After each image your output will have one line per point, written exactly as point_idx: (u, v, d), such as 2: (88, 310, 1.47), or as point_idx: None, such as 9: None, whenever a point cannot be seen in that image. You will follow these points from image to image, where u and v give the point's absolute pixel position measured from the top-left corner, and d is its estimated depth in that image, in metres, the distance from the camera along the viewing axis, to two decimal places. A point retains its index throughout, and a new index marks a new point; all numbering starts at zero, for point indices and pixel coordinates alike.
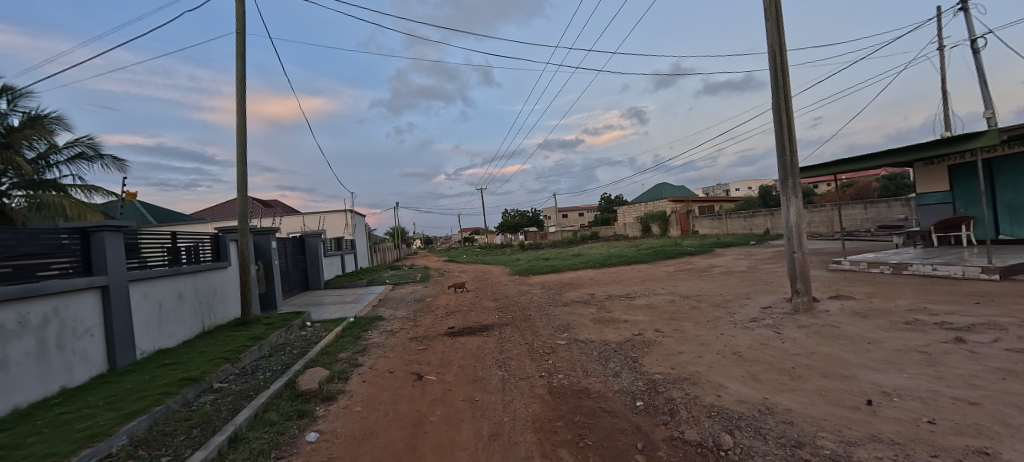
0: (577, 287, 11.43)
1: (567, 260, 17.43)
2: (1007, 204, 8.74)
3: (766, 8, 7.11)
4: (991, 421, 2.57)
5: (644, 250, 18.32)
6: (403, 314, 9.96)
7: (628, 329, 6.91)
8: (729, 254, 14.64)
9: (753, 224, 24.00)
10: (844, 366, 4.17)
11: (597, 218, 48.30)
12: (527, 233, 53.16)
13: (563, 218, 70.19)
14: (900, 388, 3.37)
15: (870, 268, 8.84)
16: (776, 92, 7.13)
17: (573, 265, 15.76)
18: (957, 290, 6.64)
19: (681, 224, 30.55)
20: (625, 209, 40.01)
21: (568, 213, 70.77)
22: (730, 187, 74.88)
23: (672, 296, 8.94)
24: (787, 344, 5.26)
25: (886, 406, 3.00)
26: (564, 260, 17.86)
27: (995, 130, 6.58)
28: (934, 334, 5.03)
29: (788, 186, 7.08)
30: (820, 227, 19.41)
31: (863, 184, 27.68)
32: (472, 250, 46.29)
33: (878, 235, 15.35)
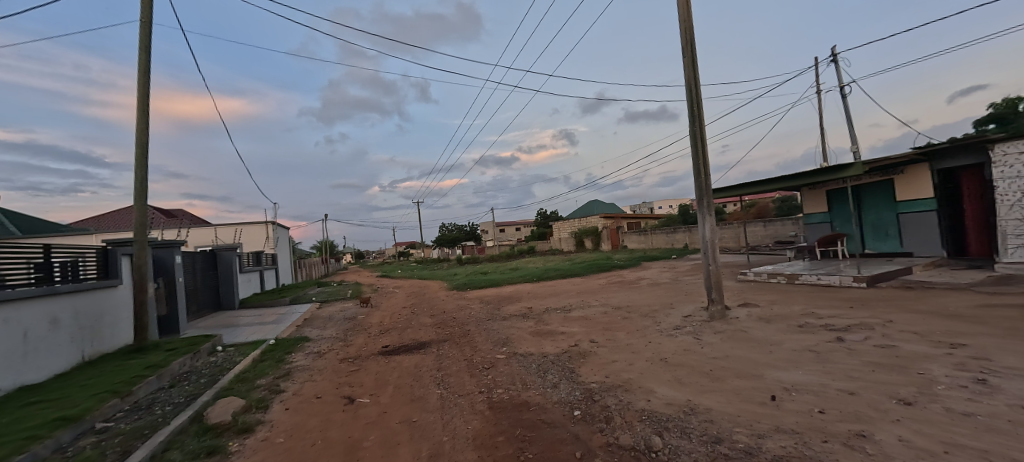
0: (516, 300, 11.59)
1: (504, 274, 17.59)
2: (871, 223, 10.52)
3: (683, 46, 8.00)
4: (867, 408, 3.14)
5: (578, 264, 19.11)
6: (333, 333, 9.35)
7: (564, 340, 7.18)
8: (654, 267, 15.83)
9: (673, 239, 26.27)
10: (754, 366, 4.71)
11: (534, 233, 49.40)
12: (465, 247, 52.90)
13: (502, 233, 71.02)
14: (798, 383, 3.89)
15: (769, 279, 10.07)
16: (692, 122, 7.99)
17: (511, 278, 15.87)
18: (837, 296, 7.84)
19: (612, 238, 32.50)
20: (561, 224, 41.54)
21: (506, 228, 71.88)
22: (655, 205, 81.41)
23: (605, 308, 9.41)
24: (706, 348, 5.81)
25: (787, 400, 3.44)
26: (501, 275, 17.99)
27: (859, 162, 8.01)
28: (821, 335, 5.90)
29: (703, 205, 7.89)
30: (729, 242, 21.81)
31: (763, 205, 31.82)
32: (407, 265, 44.73)
33: (774, 250, 17.68)
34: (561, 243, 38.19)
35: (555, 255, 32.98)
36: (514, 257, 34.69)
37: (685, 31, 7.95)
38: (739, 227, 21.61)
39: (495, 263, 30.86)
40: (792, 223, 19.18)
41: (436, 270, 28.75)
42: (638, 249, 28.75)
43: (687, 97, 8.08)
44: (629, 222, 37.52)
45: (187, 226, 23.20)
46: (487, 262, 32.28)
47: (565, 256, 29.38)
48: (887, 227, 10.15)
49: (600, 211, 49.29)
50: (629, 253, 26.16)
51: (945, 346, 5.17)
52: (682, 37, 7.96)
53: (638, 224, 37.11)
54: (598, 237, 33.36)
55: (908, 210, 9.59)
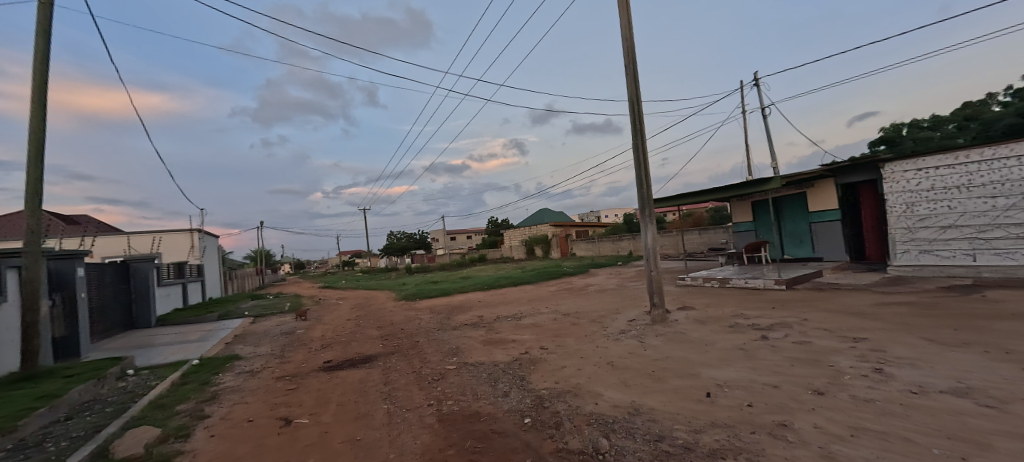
0: (467, 309, 11.45)
1: (455, 283, 17.33)
2: (789, 232, 11.67)
3: (627, 64, 8.45)
4: (787, 402, 3.45)
5: (529, 271, 19.32)
6: (268, 350, 8.64)
7: (515, 348, 7.19)
8: (601, 274, 16.40)
9: (619, 247, 27.45)
10: (692, 365, 5.00)
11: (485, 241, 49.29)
12: (415, 256, 51.54)
13: (453, 241, 70.15)
14: (730, 380, 4.19)
15: (704, 283, 10.81)
16: (634, 135, 8.43)
17: (462, 287, 15.67)
18: (761, 298, 8.60)
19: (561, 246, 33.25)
20: (512, 232, 41.77)
21: (458, 236, 71.16)
22: (602, 214, 84.82)
23: (555, 315, 9.58)
24: (649, 351, 6.09)
25: (720, 396, 3.68)
26: (452, 283, 17.71)
27: (778, 177, 8.90)
28: (749, 334, 6.43)
29: (645, 214, 8.33)
30: (669, 249, 23.20)
31: (698, 214, 34.29)
32: (352, 275, 42.63)
33: (708, 256, 19.07)
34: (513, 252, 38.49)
35: (507, 263, 33.13)
36: (466, 266, 34.39)
37: (628, 49, 8.41)
38: (678, 235, 23.08)
39: (446, 272, 30.32)
40: (723, 232, 20.82)
41: (384, 280, 27.67)
42: (587, 257, 29.67)
43: (630, 112, 8.52)
44: (578, 231, 38.69)
45: (91, 234, 20.41)
46: (438, 271, 31.66)
47: (516, 264, 29.65)
48: (802, 235, 11.32)
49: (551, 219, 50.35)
50: (578, 260, 26.91)
51: (850, 340, 5.83)
52: (626, 55, 8.42)
53: (587, 232, 38.33)
54: (548, 245, 34.04)
55: (819, 220, 10.78)
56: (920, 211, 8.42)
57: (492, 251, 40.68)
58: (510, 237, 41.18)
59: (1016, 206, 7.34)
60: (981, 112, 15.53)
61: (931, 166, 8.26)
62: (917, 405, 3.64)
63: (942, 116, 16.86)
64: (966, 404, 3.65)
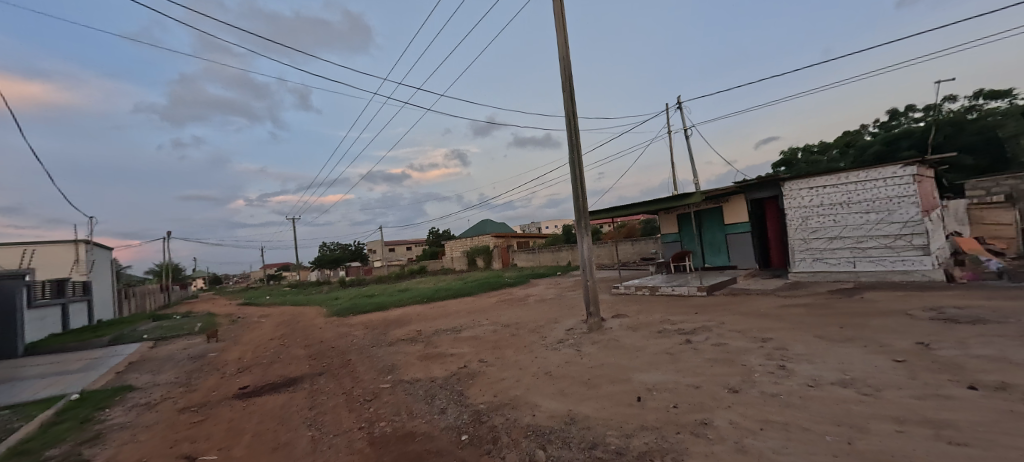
0: (404, 323, 10.99)
1: (392, 297, 16.60)
2: (708, 242, 12.74)
3: (563, 81, 8.79)
4: (707, 402, 3.69)
5: (470, 283, 19.10)
6: (171, 378, 7.57)
7: (454, 362, 7.00)
8: (541, 284, 16.68)
9: (558, 257, 28.16)
10: (625, 371, 5.19)
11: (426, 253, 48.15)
12: (351, 269, 48.82)
13: (393, 252, 67.60)
14: (658, 383, 4.40)
15: (636, 291, 11.40)
16: (571, 149, 8.74)
17: (399, 301, 15.05)
18: (686, 304, 9.25)
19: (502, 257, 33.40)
20: (453, 243, 41.07)
21: (398, 247, 68.68)
22: (543, 226, 87.03)
23: (495, 326, 9.52)
24: (585, 358, 6.23)
25: (649, 399, 3.85)
26: (389, 297, 16.95)
27: (698, 192, 9.73)
28: (674, 338, 6.85)
29: (581, 226, 8.62)
30: (604, 259, 24.31)
31: (630, 226, 36.47)
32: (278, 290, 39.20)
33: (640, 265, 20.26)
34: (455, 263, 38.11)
35: (448, 274, 32.55)
36: (405, 278, 33.21)
37: (565, 67, 8.76)
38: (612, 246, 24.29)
39: (384, 285, 29.02)
40: (653, 242, 22.28)
41: (314, 295, 25.76)
42: (528, 267, 30.08)
43: (567, 127, 8.83)
44: (519, 242, 39.11)
45: None
46: (376, 284, 30.20)
47: (458, 276, 29.23)
48: (719, 245, 12.41)
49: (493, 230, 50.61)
50: (519, 271, 27.20)
51: (759, 340, 6.44)
52: (563, 73, 8.75)
53: (527, 244, 38.91)
54: (489, 256, 34.10)
55: (732, 231, 11.90)
56: (812, 224, 9.60)
57: (433, 262, 39.78)
58: (452, 248, 40.54)
59: (883, 220, 8.66)
60: (856, 141, 18.34)
61: (820, 184, 9.48)
62: (812, 396, 4.07)
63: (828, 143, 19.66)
64: (850, 393, 4.16)
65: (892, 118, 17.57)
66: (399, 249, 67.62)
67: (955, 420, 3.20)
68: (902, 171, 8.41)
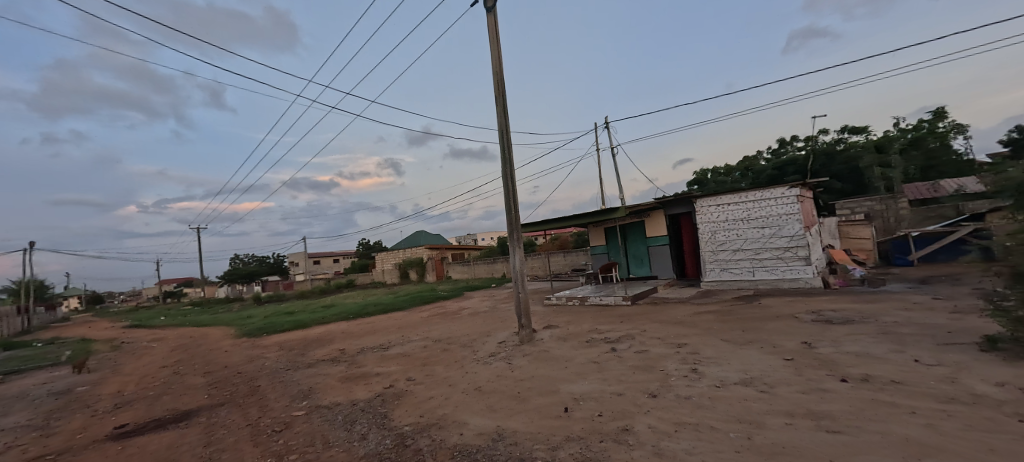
0: (326, 343, 10.18)
1: (313, 314, 15.34)
2: (632, 254, 13.52)
3: (496, 96, 8.88)
4: (628, 409, 3.81)
5: (401, 297, 18.32)
6: (21, 421, 6.19)
7: (378, 383, 6.58)
8: (475, 297, 16.49)
9: (493, 269, 28.01)
10: (554, 382, 5.23)
11: (356, 265, 45.58)
12: (270, 283, 44.57)
13: (320, 265, 63.05)
14: (585, 393, 4.48)
15: (567, 302, 11.70)
16: (504, 163, 8.82)
17: (320, 318, 13.93)
18: (613, 313, 9.67)
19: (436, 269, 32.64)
20: (385, 255, 38.87)
21: (324, 259, 63.89)
22: (481, 237, 87.05)
23: (425, 342, 9.17)
24: (516, 372, 6.19)
25: (576, 410, 3.90)
26: (309, 314, 15.63)
27: (623, 207, 10.31)
28: (601, 347, 7.09)
29: (514, 239, 8.66)
30: (538, 270, 24.82)
31: (563, 238, 37.80)
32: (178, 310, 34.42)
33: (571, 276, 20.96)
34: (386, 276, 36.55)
35: (379, 288, 31.01)
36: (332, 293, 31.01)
37: (498, 82, 8.86)
38: (545, 257, 24.90)
39: (305, 301, 26.77)
40: (583, 254, 23.23)
41: (222, 314, 22.97)
42: (463, 279, 29.71)
43: (500, 141, 8.91)
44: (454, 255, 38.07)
45: None
46: (296, 300, 27.73)
47: (390, 289, 27.94)
48: (642, 257, 13.24)
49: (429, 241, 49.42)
50: (453, 283, 26.68)
51: (675, 345, 6.88)
52: (496, 87, 8.86)
53: (462, 256, 38.34)
54: (423, 269, 33.33)
55: (653, 244, 12.78)
56: (720, 237, 10.59)
57: (364, 275, 37.74)
58: (383, 260, 38.76)
59: (775, 235, 9.82)
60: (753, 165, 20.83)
61: (726, 201, 10.50)
62: (719, 396, 4.40)
63: (731, 166, 22.12)
64: (750, 391, 4.56)
65: (780, 147, 20.26)
66: (326, 261, 63.28)
67: (833, 410, 3.62)
68: (789, 191, 9.63)
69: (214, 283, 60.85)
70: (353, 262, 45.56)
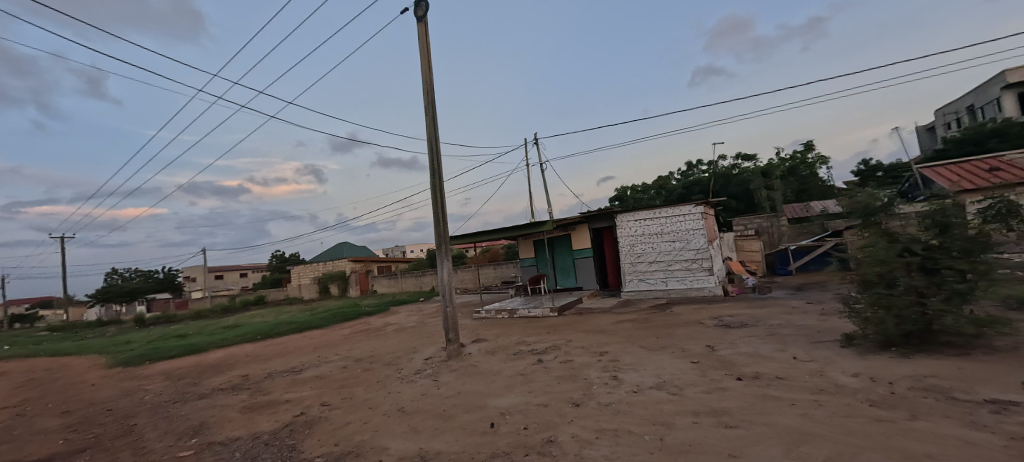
0: (225, 369, 8.98)
1: (209, 337, 13.48)
2: (559, 266, 13.99)
3: (426, 106, 8.73)
4: (553, 420, 3.84)
5: (318, 314, 16.91)
6: None
7: (288, 411, 5.93)
8: (402, 312, 15.81)
9: (422, 282, 27.21)
10: (480, 397, 5.13)
11: (268, 280, 41.37)
12: (157, 302, 38.52)
13: (224, 280, 56.13)
14: (511, 406, 4.45)
15: (496, 315, 11.70)
16: (433, 174, 8.66)
17: (219, 342, 12.29)
18: (541, 324, 9.87)
19: (360, 283, 30.74)
20: (300, 270, 35.24)
21: (227, 273, 56.55)
22: (411, 249, 84.38)
23: (344, 362, 8.51)
24: (442, 389, 5.98)
25: (502, 425, 3.84)
26: (204, 337, 13.70)
27: (551, 221, 10.66)
28: (528, 358, 7.16)
29: (442, 251, 8.46)
30: (468, 283, 24.63)
31: (494, 250, 38.19)
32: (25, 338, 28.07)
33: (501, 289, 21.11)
34: (303, 290, 33.81)
35: (294, 305, 28.38)
36: (236, 312, 27.67)
37: (428, 91, 8.74)
38: (476, 270, 24.84)
39: (201, 322, 23.45)
40: (513, 266, 23.53)
41: (88, 341, 19.19)
42: (390, 294, 28.43)
43: (429, 152, 8.75)
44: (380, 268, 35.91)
45: None
46: (190, 321, 24.23)
47: (306, 306, 25.70)
48: (568, 269, 13.76)
49: (354, 254, 46.65)
50: (378, 298, 25.29)
51: (597, 354, 7.18)
52: (426, 97, 8.72)
53: (389, 269, 36.41)
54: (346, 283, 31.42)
55: (578, 256, 13.37)
56: (638, 250, 11.37)
57: (276, 291, 34.32)
58: (300, 274, 35.61)
59: (684, 248, 10.80)
60: (666, 184, 22.96)
61: (643, 217, 11.34)
62: (636, 401, 4.62)
63: (647, 185, 24.16)
64: (663, 394, 4.86)
65: (689, 169, 22.56)
66: (233, 275, 56.47)
67: (731, 407, 3.98)
68: (695, 208, 10.68)
69: (81, 303, 50.94)
70: (264, 276, 41.29)
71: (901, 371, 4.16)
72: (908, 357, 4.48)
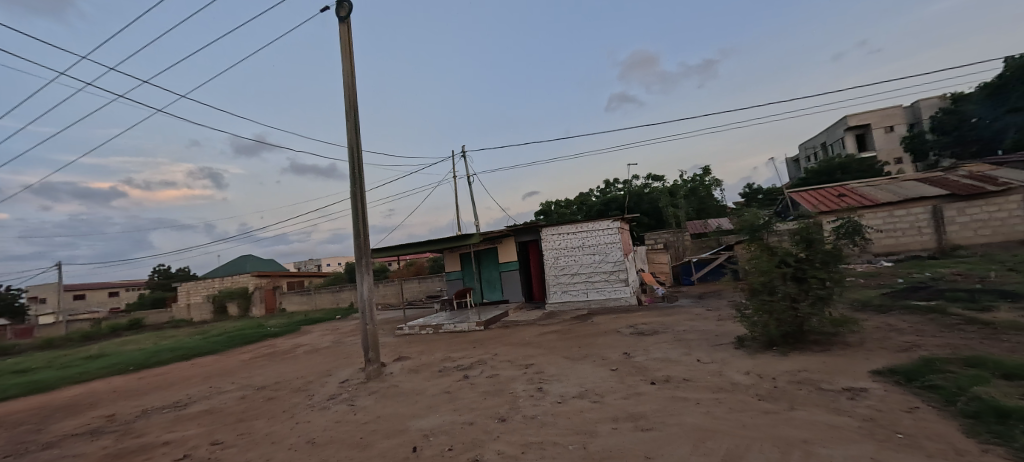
0: (78, 410, 7.30)
1: (57, 372, 10.93)
2: (485, 279, 13.96)
3: (347, 110, 8.22)
4: (478, 438, 3.71)
5: (211, 338, 14.72)
6: None
7: (164, 455, 4.97)
8: (314, 331, 14.43)
9: (340, 298, 25.30)
10: (401, 420, 4.80)
11: (147, 300, 35.20)
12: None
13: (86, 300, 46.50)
14: (434, 428, 4.21)
15: (420, 331, 11.23)
16: (353, 182, 8.13)
17: (70, 377, 10.01)
18: (467, 339, 9.68)
19: (265, 300, 27.51)
20: (190, 286, 30.67)
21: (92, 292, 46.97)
22: (329, 262, 78.33)
23: (242, 392, 7.45)
24: (359, 414, 5.49)
25: (425, 448, 3.60)
26: (49, 373, 11.07)
27: (478, 233, 10.62)
28: (453, 375, 6.93)
29: (362, 264, 7.90)
30: (391, 298, 23.46)
31: (419, 263, 37.05)
32: None
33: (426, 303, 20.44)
34: (193, 311, 29.35)
35: (180, 328, 24.44)
36: (101, 339, 22.98)
37: (350, 95, 8.25)
38: (399, 284, 23.78)
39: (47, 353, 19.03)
40: (439, 280, 23.00)
41: None
42: (301, 312, 25.91)
43: (349, 159, 8.22)
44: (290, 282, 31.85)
45: None
46: (31, 354, 19.51)
47: (196, 329, 22.27)
48: (494, 282, 13.79)
49: (260, 268, 41.78)
50: (287, 317, 22.86)
51: (523, 366, 7.20)
52: (347, 100, 8.21)
53: (301, 284, 32.84)
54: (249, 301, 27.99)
55: (504, 269, 13.49)
56: (561, 263, 11.80)
57: (157, 313, 29.30)
58: (190, 291, 30.85)
59: (603, 260, 11.46)
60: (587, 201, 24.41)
61: (565, 231, 11.82)
62: (560, 411, 4.67)
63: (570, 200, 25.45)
64: (585, 403, 4.99)
65: (607, 187, 24.22)
66: (97, 294, 47.01)
67: (646, 410, 4.21)
68: (612, 224, 11.42)
69: None
70: (142, 296, 35.11)
71: (781, 367, 4.77)
72: (786, 355, 5.17)
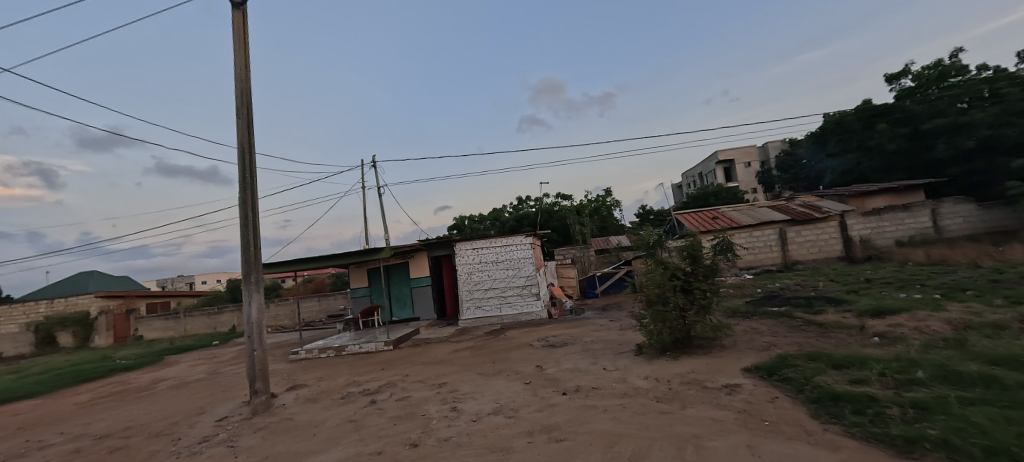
0: None
1: None
2: (395, 296, 13.26)
3: (239, 106, 7.25)
4: None
5: (23, 379, 11.37)
6: None
7: None
8: (181, 362, 12.08)
9: (218, 322, 21.72)
10: (295, 458, 4.21)
11: None
12: None
13: None
14: None
15: (320, 354, 10.15)
16: (242, 188, 7.13)
17: None
18: (375, 360, 9.01)
19: (112, 327, 22.37)
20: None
21: None
22: (205, 279, 67.08)
23: (72, 445, 5.84)
24: (241, 456, 4.69)
25: None
26: None
27: (388, 248, 10.07)
28: (359, 401, 6.36)
29: (250, 281, 6.89)
30: (284, 320, 20.87)
31: (320, 279, 33.81)
32: None
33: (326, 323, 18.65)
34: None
35: None
36: None
37: (242, 89, 7.30)
38: (295, 303, 21.33)
39: None
40: (343, 297, 21.21)
41: None
42: (164, 339, 21.60)
43: (239, 160, 7.21)
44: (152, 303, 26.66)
45: None
46: None
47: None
48: (405, 298, 13.17)
49: (106, 287, 33.95)
50: (144, 347, 18.83)
51: (435, 386, 6.91)
52: (239, 95, 7.25)
53: (167, 306, 27.56)
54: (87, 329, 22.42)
55: (416, 285, 12.98)
56: (474, 278, 11.78)
57: None
58: None
59: (516, 275, 11.72)
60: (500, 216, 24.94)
61: (478, 246, 11.84)
62: (476, 430, 4.55)
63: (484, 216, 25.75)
64: (501, 419, 4.94)
65: (519, 204, 25.11)
66: None
67: (560, 421, 4.32)
68: (524, 239, 11.80)
69: None
70: None
71: (673, 370, 5.33)
72: (677, 358, 5.79)
